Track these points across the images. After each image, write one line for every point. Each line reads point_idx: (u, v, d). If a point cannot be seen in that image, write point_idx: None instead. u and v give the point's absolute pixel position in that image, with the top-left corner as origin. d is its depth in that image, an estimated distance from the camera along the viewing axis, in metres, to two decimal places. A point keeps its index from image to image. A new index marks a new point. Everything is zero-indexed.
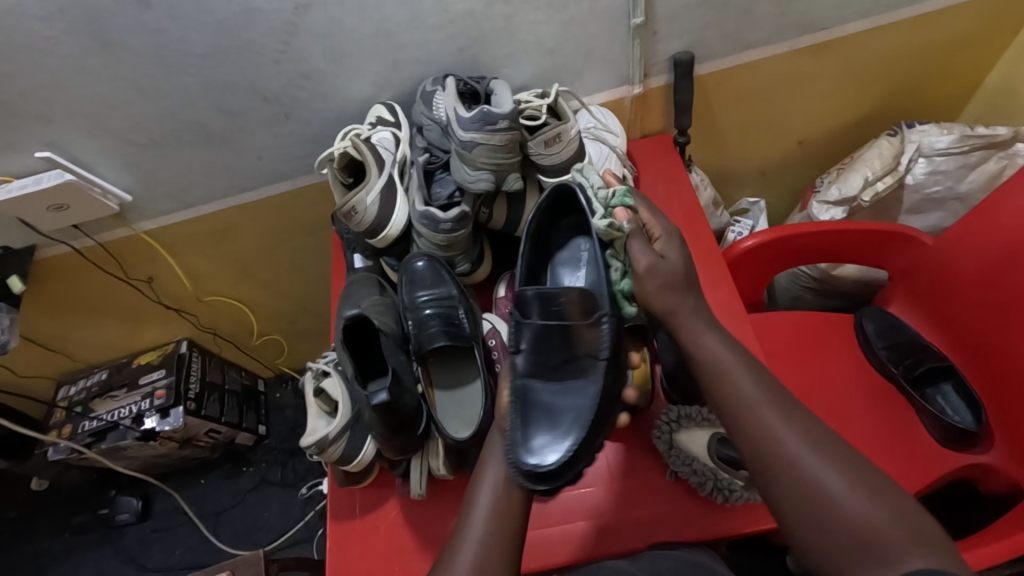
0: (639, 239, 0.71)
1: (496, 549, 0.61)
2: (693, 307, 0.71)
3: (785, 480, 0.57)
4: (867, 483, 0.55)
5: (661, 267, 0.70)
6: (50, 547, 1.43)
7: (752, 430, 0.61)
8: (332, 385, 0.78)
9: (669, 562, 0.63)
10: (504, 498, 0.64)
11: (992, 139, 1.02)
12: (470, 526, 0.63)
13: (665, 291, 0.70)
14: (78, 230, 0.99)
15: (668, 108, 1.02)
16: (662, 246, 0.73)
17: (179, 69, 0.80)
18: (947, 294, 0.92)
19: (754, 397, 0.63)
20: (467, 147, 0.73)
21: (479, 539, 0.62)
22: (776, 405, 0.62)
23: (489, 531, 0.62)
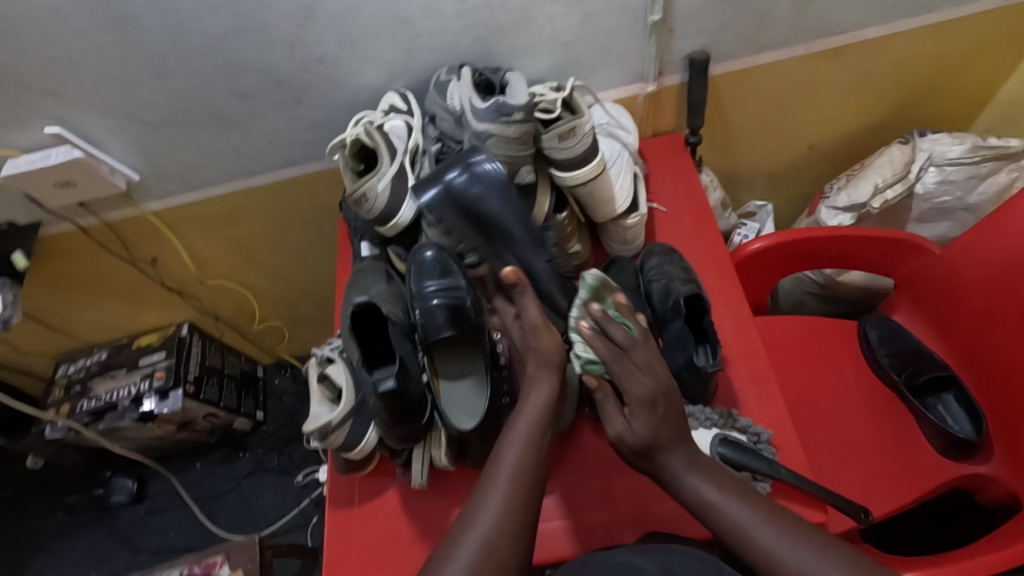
0: (613, 406, 0.73)
1: (517, 507, 0.62)
2: (680, 464, 0.69)
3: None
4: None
5: (626, 441, 0.70)
6: (44, 524, 1.43)
7: (755, 552, 0.61)
8: (336, 371, 0.78)
9: (676, 560, 0.62)
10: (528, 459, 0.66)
11: (1003, 150, 1.02)
12: (495, 481, 0.64)
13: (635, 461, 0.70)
14: (84, 208, 0.98)
15: (681, 108, 1.02)
16: (645, 387, 0.71)
17: (192, 50, 0.79)
18: (952, 302, 0.92)
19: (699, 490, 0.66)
20: (480, 137, 0.76)
21: (505, 489, 0.63)
22: (771, 523, 0.62)
23: (512, 489, 0.63)
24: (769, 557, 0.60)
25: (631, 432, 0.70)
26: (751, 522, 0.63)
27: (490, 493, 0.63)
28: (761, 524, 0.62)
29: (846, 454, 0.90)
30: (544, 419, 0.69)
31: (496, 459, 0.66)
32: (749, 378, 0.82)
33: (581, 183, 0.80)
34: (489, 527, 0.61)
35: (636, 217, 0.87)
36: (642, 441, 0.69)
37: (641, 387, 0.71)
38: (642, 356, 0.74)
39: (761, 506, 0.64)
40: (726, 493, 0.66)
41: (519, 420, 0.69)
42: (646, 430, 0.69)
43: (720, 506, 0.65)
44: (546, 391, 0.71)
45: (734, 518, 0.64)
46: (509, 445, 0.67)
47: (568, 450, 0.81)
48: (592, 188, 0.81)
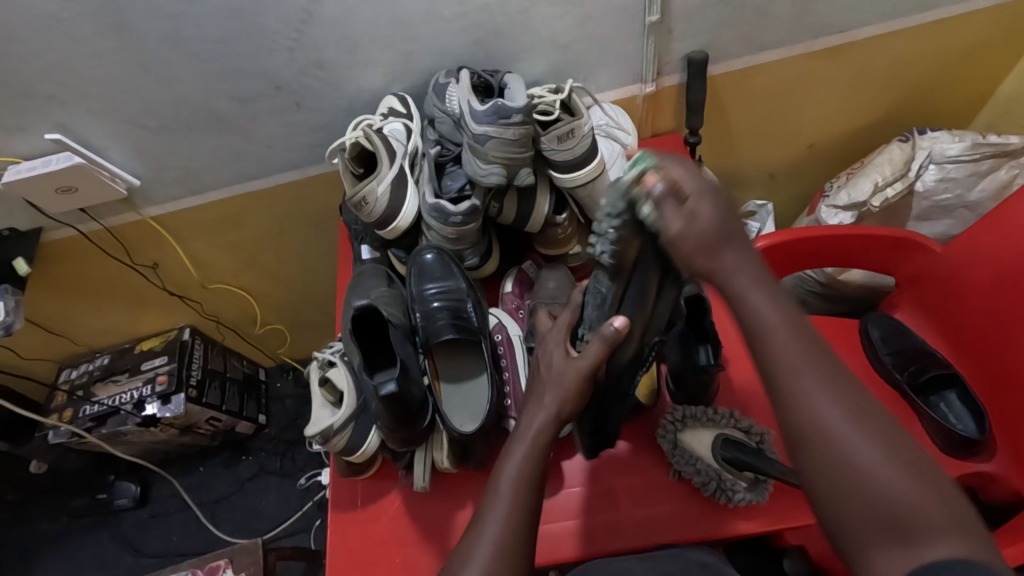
0: (669, 206, 0.54)
1: (522, 520, 0.59)
2: (741, 266, 0.53)
3: (814, 449, 0.47)
4: (915, 463, 0.45)
5: (689, 238, 0.53)
6: (48, 529, 1.43)
7: (785, 393, 0.48)
8: (338, 375, 0.78)
9: (676, 564, 0.63)
10: (528, 474, 0.62)
11: (1004, 147, 1.02)
12: (497, 495, 0.61)
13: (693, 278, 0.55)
14: (85, 214, 0.99)
15: (680, 108, 1.02)
16: (688, 201, 0.54)
17: (192, 55, 0.79)
18: (956, 300, 0.91)
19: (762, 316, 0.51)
20: (479, 140, 0.72)
21: (507, 504, 0.59)
22: (819, 365, 0.49)
23: (514, 503, 0.60)
24: (808, 415, 0.47)
25: (680, 243, 0.54)
26: (801, 362, 0.48)
27: (493, 507, 0.60)
28: (805, 363, 0.49)
29: None
30: (543, 438, 0.65)
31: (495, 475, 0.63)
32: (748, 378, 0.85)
33: (581, 185, 0.80)
34: (494, 539, 0.57)
35: None
36: (693, 248, 0.54)
37: (690, 200, 0.53)
38: (688, 197, 0.53)
39: (824, 355, 0.49)
40: (789, 324, 0.50)
41: (518, 441, 0.65)
42: (712, 220, 0.53)
43: (772, 330, 0.50)
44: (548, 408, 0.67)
45: (773, 342, 0.50)
46: (507, 462, 0.63)
47: (570, 452, 0.81)
48: (592, 190, 0.82)
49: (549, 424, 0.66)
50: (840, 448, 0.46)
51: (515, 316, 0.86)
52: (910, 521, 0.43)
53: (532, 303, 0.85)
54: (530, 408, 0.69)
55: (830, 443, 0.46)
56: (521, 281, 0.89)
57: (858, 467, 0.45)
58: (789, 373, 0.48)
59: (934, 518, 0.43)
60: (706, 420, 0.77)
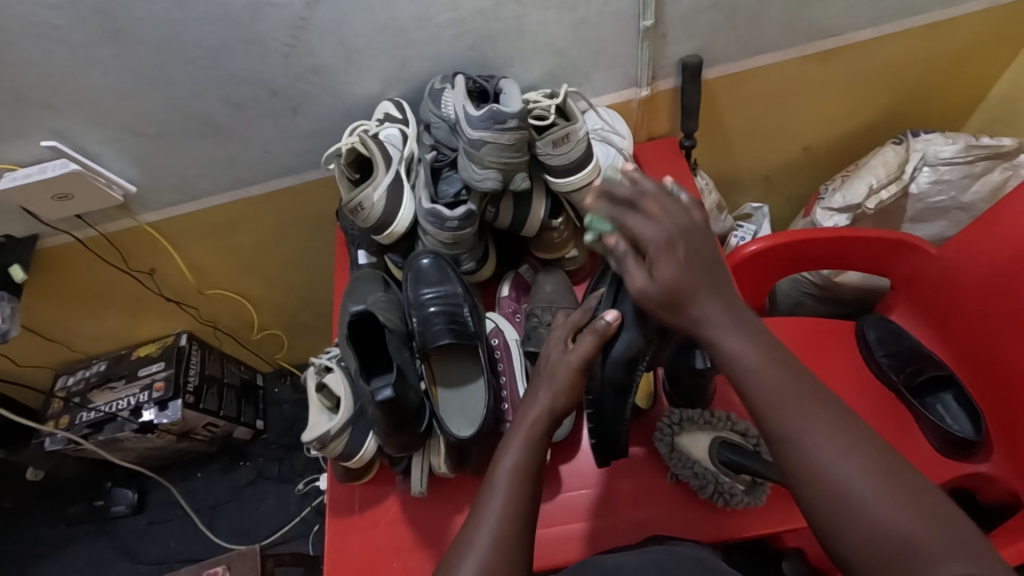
0: (632, 261, 0.60)
1: (517, 518, 0.59)
2: (717, 309, 0.58)
3: (816, 487, 0.51)
4: (911, 493, 0.49)
5: (650, 294, 0.58)
6: (44, 537, 1.42)
7: (777, 433, 0.53)
8: (335, 380, 0.78)
9: (673, 559, 0.61)
10: (525, 464, 0.62)
11: (997, 150, 1.03)
12: (492, 493, 0.61)
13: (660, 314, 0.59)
14: (82, 220, 0.99)
15: (675, 111, 1.03)
16: (654, 230, 0.59)
17: (188, 62, 0.80)
18: (951, 302, 0.92)
19: (753, 362, 0.56)
20: (474, 145, 0.72)
21: (503, 496, 0.60)
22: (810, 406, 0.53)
23: (510, 499, 0.59)
24: (809, 456, 0.52)
25: (654, 283, 0.58)
26: (784, 398, 0.54)
27: (488, 505, 0.59)
28: (791, 402, 0.53)
29: None
30: (538, 433, 0.65)
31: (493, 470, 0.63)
32: None
33: (576, 189, 0.81)
34: (488, 539, 0.57)
35: None
36: (667, 289, 0.57)
37: (650, 230, 0.58)
38: (656, 208, 0.60)
39: (809, 392, 0.54)
40: (774, 370, 0.55)
41: (514, 433, 0.65)
42: (673, 278, 0.57)
43: (760, 373, 0.55)
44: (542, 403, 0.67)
45: (759, 386, 0.55)
46: (506, 453, 0.63)
47: (568, 456, 0.81)
48: (587, 194, 0.82)
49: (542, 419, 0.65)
50: (839, 486, 0.50)
51: (511, 321, 0.86)
52: (913, 552, 0.47)
53: (528, 306, 0.85)
54: (526, 402, 0.68)
55: (831, 478, 0.50)
56: (518, 285, 0.89)
57: (853, 503, 0.49)
58: (776, 413, 0.53)
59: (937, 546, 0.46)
60: (703, 423, 0.77)
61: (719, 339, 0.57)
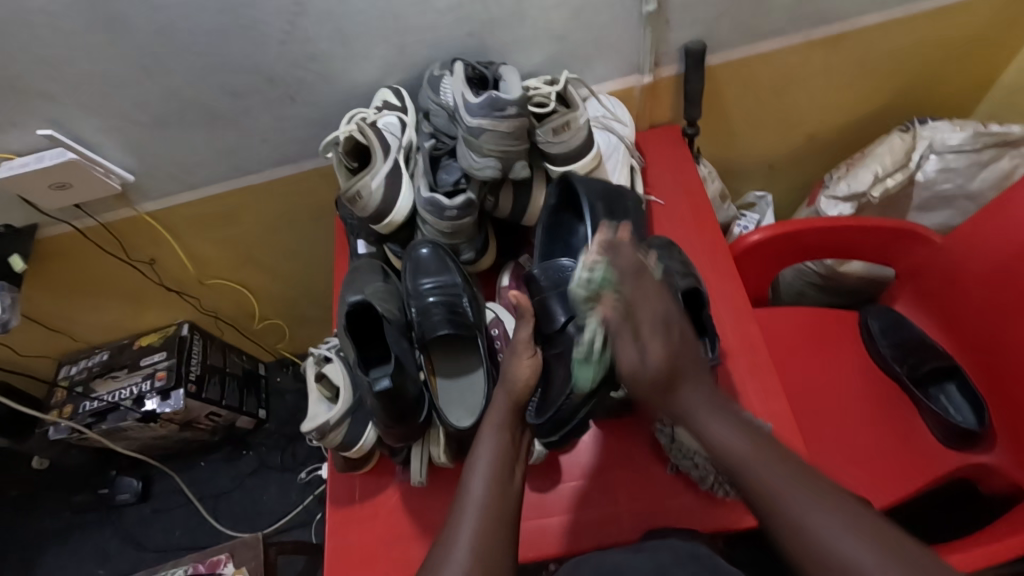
0: (623, 336, 0.63)
1: (493, 529, 0.62)
2: (699, 397, 0.65)
3: (791, 540, 0.58)
4: (884, 542, 0.55)
5: (641, 375, 0.62)
6: (50, 524, 1.44)
7: (765, 498, 0.60)
8: (333, 370, 0.77)
9: (671, 559, 0.64)
10: (497, 485, 0.65)
11: (1005, 137, 1.00)
12: (464, 512, 0.63)
13: (650, 393, 0.64)
14: (81, 210, 0.98)
15: (678, 98, 1.01)
16: (660, 307, 0.63)
17: (184, 49, 0.79)
18: (956, 293, 0.91)
19: (733, 440, 0.63)
20: (474, 133, 0.70)
21: (474, 520, 0.62)
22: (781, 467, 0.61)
23: (483, 514, 0.63)
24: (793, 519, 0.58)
25: (644, 360, 0.62)
26: (756, 460, 0.61)
27: (460, 523, 0.62)
28: (761, 461, 0.61)
29: (853, 449, 0.90)
30: (503, 445, 0.68)
31: (462, 490, 0.66)
32: (747, 371, 0.81)
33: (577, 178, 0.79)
34: (464, 552, 0.59)
35: None
36: (656, 369, 0.62)
37: (655, 355, 0.62)
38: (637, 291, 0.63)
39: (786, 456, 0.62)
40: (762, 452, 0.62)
41: (481, 445, 0.68)
42: (662, 358, 0.62)
43: (733, 447, 0.62)
44: (496, 421, 0.70)
45: (726, 443, 0.63)
46: (475, 476, 0.66)
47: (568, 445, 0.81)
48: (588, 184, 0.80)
49: (501, 431, 0.69)
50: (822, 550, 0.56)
51: (512, 311, 0.85)
52: None
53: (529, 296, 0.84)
54: (484, 415, 0.72)
55: (814, 538, 0.56)
56: (518, 274, 0.88)
57: (846, 561, 0.55)
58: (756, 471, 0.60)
59: None
60: None
61: (700, 429, 0.64)
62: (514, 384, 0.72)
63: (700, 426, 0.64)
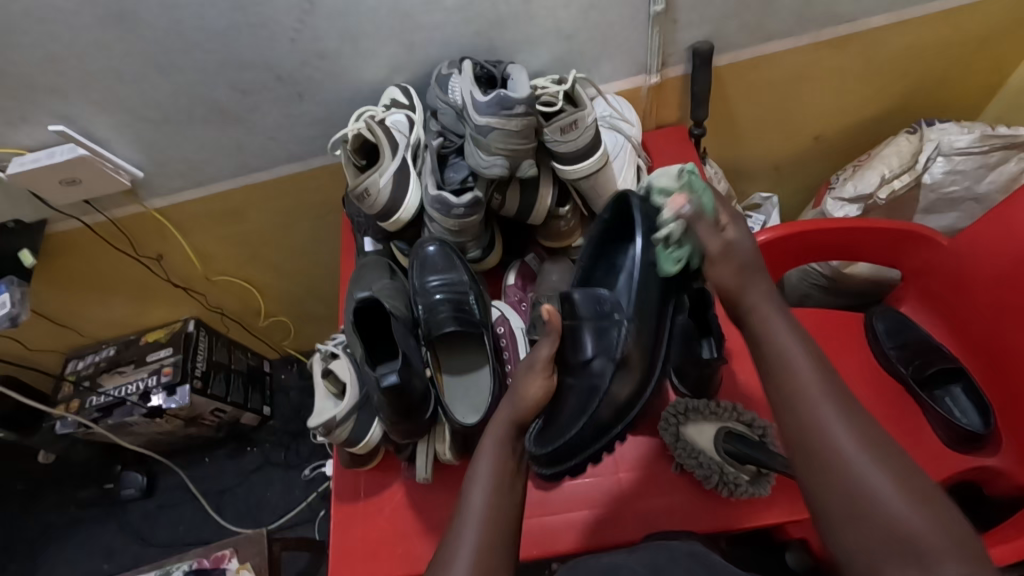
0: (702, 224, 0.63)
1: (494, 539, 0.59)
2: (764, 298, 0.63)
3: (812, 452, 0.55)
4: (918, 490, 0.52)
5: (732, 254, 0.63)
6: (55, 518, 1.45)
7: (798, 410, 0.57)
8: (340, 366, 0.78)
9: (666, 557, 0.64)
10: (497, 499, 0.62)
11: (1013, 139, 0.99)
12: (464, 522, 0.61)
13: (733, 279, 0.63)
14: (90, 205, 0.99)
15: (685, 99, 1.01)
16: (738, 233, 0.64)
17: (195, 46, 0.79)
18: (962, 296, 0.91)
19: (784, 346, 0.60)
20: (482, 131, 0.70)
21: (475, 535, 0.59)
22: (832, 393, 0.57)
23: (485, 522, 0.60)
24: (830, 443, 0.55)
25: (724, 243, 0.63)
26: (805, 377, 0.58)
27: (461, 533, 0.60)
28: (810, 378, 0.58)
29: None
30: (503, 454, 0.66)
31: (462, 501, 0.63)
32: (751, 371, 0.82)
33: (584, 176, 0.78)
34: (466, 565, 0.57)
35: None
36: (734, 257, 0.63)
37: (737, 236, 0.64)
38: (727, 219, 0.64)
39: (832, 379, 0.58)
40: (817, 375, 0.58)
41: (480, 458, 0.65)
42: (748, 247, 0.64)
43: (787, 354, 0.59)
44: (495, 438, 0.67)
45: (779, 347, 0.60)
46: (474, 487, 0.63)
47: None
48: (596, 181, 0.79)
49: (501, 446, 0.66)
50: (851, 480, 0.52)
51: (517, 309, 0.86)
52: (916, 546, 0.49)
53: (534, 295, 0.85)
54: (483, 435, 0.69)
55: (845, 463, 0.53)
56: (524, 274, 0.89)
57: (866, 497, 0.52)
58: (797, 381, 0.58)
59: (941, 546, 0.49)
60: (710, 414, 0.77)
61: (766, 325, 0.62)
62: (521, 403, 0.67)
63: (766, 322, 0.62)
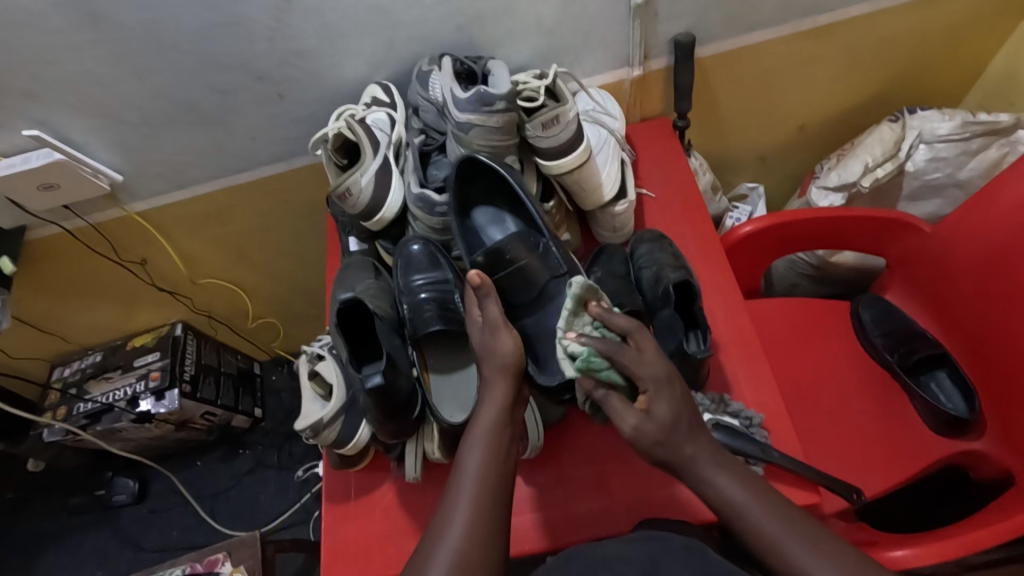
0: (616, 399, 0.65)
1: (486, 511, 0.61)
2: (702, 449, 0.65)
3: None
4: None
5: (648, 431, 0.64)
6: (47, 526, 1.44)
7: (771, 556, 0.59)
8: (327, 368, 0.78)
9: (662, 548, 0.63)
10: (489, 467, 0.63)
11: (994, 126, 1.00)
12: (459, 490, 0.63)
13: (662, 448, 0.64)
14: (70, 211, 0.98)
15: (668, 91, 1.01)
16: (652, 367, 0.65)
17: (170, 47, 0.78)
18: (945, 282, 0.92)
19: (738, 497, 0.62)
20: (462, 128, 0.71)
21: (469, 500, 0.61)
22: (795, 530, 0.60)
23: (479, 494, 0.62)
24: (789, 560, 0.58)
25: (650, 418, 0.64)
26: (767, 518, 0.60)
27: (455, 504, 0.61)
28: (770, 522, 0.60)
29: (845, 439, 0.90)
30: (501, 420, 0.66)
31: (458, 467, 0.65)
32: (740, 360, 0.81)
33: (566, 172, 0.77)
34: (460, 537, 0.59)
35: (625, 204, 0.84)
36: (662, 427, 0.64)
37: (649, 370, 0.65)
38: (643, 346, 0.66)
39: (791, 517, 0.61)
40: (766, 507, 0.61)
41: (477, 423, 0.66)
42: (667, 411, 0.64)
43: (740, 507, 0.62)
44: (496, 399, 0.67)
45: (733, 501, 0.62)
46: (470, 452, 0.64)
47: (562, 439, 0.82)
48: (579, 176, 0.78)
49: (500, 414, 0.66)
50: None
51: None
52: None
53: None
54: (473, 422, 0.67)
55: None
56: None
57: None
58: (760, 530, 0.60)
59: None
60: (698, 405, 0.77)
61: (706, 485, 0.64)
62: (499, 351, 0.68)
63: (707, 481, 0.64)
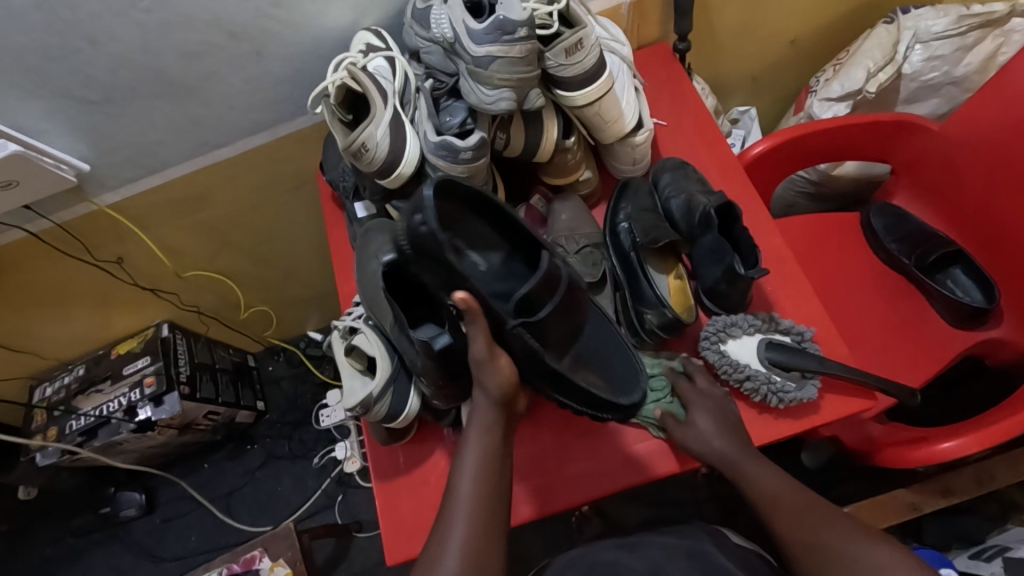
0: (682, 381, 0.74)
1: (485, 535, 0.58)
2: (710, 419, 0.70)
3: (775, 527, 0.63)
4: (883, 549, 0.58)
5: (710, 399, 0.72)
6: (52, 552, 1.36)
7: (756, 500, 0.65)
8: (365, 341, 0.72)
9: (661, 554, 0.74)
10: (485, 486, 0.60)
11: (989, 17, 0.99)
12: (453, 515, 0.59)
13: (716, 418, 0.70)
14: (32, 211, 0.88)
15: (666, 13, 0.96)
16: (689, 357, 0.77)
17: (129, 6, 0.69)
18: (955, 180, 0.92)
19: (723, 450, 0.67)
20: (482, 63, 0.64)
21: (464, 521, 0.59)
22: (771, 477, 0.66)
23: (473, 517, 0.59)
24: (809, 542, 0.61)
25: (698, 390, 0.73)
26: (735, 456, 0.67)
27: (451, 525, 0.59)
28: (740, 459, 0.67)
29: (871, 347, 0.92)
30: (491, 447, 0.63)
31: (452, 489, 0.61)
32: (779, 281, 0.81)
33: (587, 104, 0.73)
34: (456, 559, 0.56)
35: (645, 133, 0.81)
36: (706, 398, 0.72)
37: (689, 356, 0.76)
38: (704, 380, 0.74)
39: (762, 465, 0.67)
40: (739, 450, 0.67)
41: (468, 443, 0.63)
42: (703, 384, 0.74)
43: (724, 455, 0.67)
44: (484, 425, 0.64)
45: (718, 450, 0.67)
46: (462, 474, 0.61)
47: None
48: (600, 108, 0.75)
49: (488, 436, 0.63)
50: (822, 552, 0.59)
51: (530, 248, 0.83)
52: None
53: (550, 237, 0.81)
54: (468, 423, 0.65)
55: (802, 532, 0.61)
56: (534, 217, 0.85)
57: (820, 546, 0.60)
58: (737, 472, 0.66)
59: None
60: (748, 327, 0.75)
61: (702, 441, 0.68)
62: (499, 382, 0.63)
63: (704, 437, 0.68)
